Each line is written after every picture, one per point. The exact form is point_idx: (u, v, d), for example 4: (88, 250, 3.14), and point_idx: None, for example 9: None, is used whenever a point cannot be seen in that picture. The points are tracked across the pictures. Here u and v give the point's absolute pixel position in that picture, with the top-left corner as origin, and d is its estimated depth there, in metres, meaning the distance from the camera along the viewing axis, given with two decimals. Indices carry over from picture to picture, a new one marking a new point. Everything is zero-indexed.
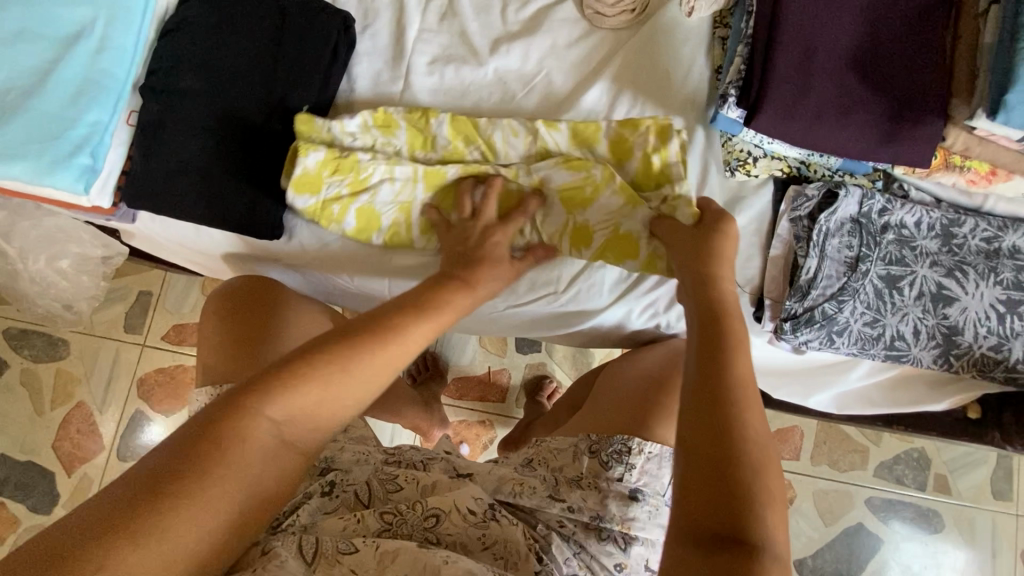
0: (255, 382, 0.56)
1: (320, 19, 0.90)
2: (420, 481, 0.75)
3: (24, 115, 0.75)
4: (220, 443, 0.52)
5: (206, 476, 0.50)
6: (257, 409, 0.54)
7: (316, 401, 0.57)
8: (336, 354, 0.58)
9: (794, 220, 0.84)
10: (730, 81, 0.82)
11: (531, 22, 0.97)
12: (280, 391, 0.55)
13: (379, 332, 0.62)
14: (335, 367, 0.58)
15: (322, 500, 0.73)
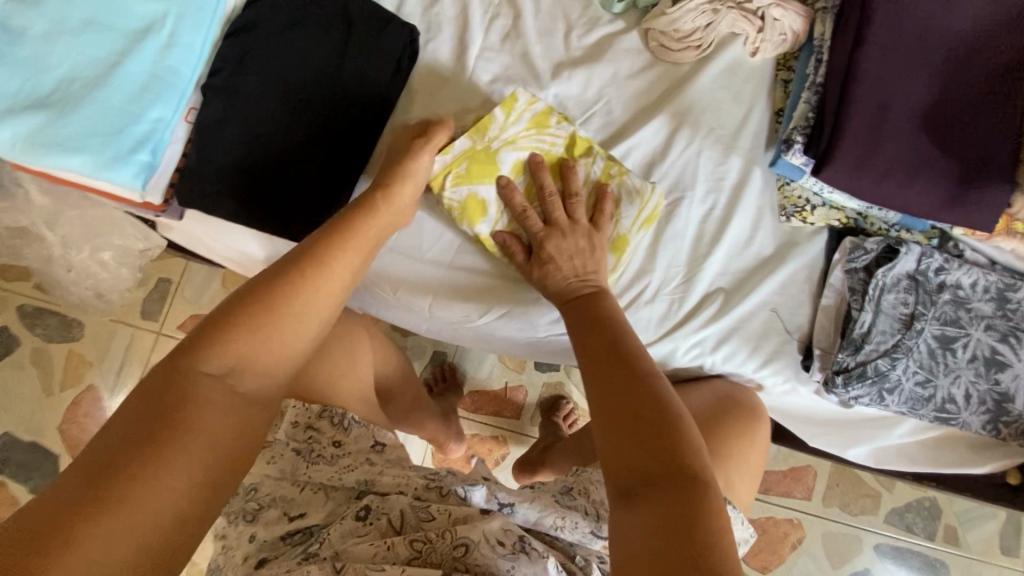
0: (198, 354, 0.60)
1: (387, 31, 0.89)
2: (452, 513, 0.75)
3: (86, 107, 0.74)
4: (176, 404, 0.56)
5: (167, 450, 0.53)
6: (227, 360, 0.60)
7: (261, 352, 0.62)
8: (245, 309, 0.63)
9: (849, 272, 0.84)
10: (797, 127, 0.81)
11: (594, 49, 0.97)
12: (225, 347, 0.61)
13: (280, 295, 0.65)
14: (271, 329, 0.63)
15: (355, 526, 0.74)
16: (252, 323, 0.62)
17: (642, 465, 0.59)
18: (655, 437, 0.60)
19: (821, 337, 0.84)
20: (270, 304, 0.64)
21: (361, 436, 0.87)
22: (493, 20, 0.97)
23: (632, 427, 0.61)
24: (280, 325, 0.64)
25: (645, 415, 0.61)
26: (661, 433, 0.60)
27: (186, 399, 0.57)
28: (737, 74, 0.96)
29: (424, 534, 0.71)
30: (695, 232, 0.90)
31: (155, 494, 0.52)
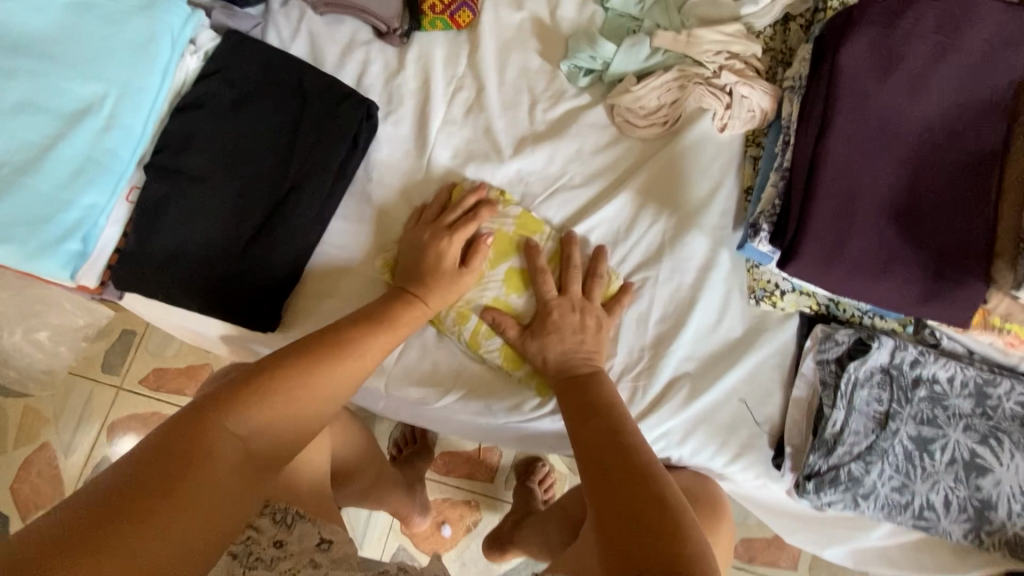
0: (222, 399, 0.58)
1: (342, 107, 0.86)
2: None
3: (13, 193, 0.70)
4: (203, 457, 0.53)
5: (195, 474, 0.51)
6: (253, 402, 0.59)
7: (285, 409, 0.61)
8: (282, 369, 0.63)
9: (821, 363, 0.80)
10: (763, 213, 0.79)
11: (559, 122, 0.94)
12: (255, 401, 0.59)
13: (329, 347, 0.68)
14: (302, 379, 0.64)
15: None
16: (279, 376, 0.62)
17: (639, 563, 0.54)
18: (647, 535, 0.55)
19: (793, 433, 0.80)
20: (311, 362, 0.65)
21: (306, 533, 0.80)
22: (455, 93, 0.95)
23: (627, 519, 0.57)
24: (300, 396, 0.63)
25: (634, 504, 0.59)
26: (661, 527, 0.56)
27: (215, 436, 0.55)
28: (705, 150, 0.93)
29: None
30: (662, 313, 0.86)
31: (154, 564, 0.46)
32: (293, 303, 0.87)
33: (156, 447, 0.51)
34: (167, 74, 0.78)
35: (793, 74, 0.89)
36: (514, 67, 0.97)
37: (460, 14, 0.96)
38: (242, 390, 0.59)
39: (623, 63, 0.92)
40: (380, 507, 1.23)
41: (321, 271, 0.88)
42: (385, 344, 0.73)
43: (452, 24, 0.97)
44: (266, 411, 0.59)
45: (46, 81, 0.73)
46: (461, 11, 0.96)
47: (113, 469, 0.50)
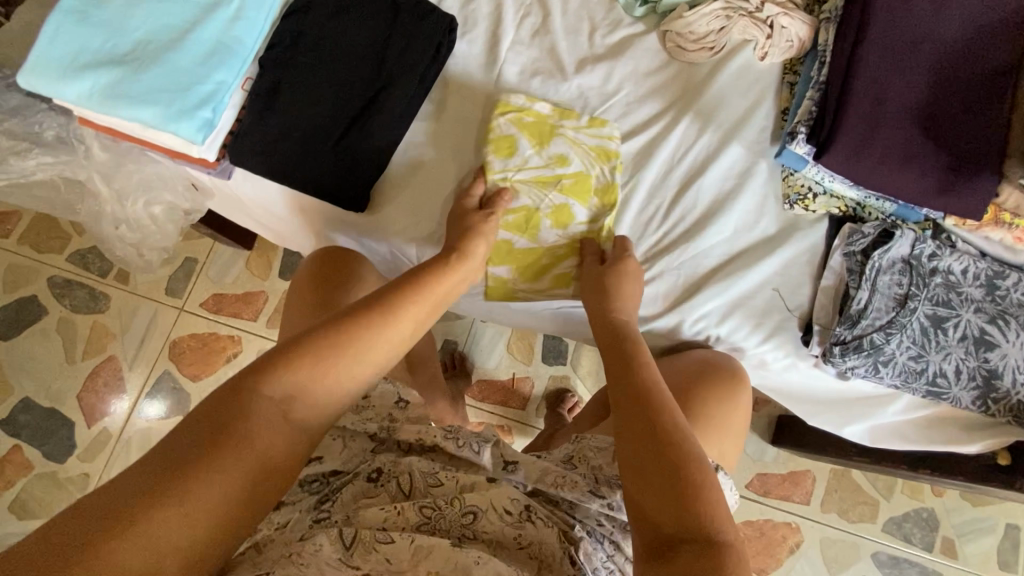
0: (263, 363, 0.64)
1: (428, 20, 0.97)
2: (459, 480, 0.81)
3: (159, 66, 0.81)
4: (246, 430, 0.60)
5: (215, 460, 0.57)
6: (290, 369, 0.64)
7: (311, 375, 0.65)
8: (316, 340, 0.67)
9: (848, 255, 0.89)
10: (801, 120, 0.89)
11: (616, 47, 1.05)
12: (283, 369, 0.64)
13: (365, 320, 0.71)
14: (333, 348, 0.67)
15: (367, 486, 0.80)
16: (329, 349, 0.67)
17: (658, 511, 0.62)
18: (668, 500, 0.62)
19: (820, 314, 0.89)
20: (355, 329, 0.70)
21: (385, 391, 0.92)
22: (523, 18, 1.07)
23: (653, 468, 0.65)
24: (354, 349, 0.68)
25: (648, 431, 0.68)
26: (681, 480, 0.63)
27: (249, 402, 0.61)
28: (746, 76, 1.04)
29: (432, 501, 0.77)
30: (705, 212, 0.97)
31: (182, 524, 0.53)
32: (377, 192, 0.98)
33: (207, 421, 0.59)
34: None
35: (830, 7, 0.99)
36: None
37: None
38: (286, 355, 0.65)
39: None
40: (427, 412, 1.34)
41: (402, 165, 0.99)
42: (420, 308, 0.77)
43: None
44: (294, 377, 0.64)
45: None
46: None
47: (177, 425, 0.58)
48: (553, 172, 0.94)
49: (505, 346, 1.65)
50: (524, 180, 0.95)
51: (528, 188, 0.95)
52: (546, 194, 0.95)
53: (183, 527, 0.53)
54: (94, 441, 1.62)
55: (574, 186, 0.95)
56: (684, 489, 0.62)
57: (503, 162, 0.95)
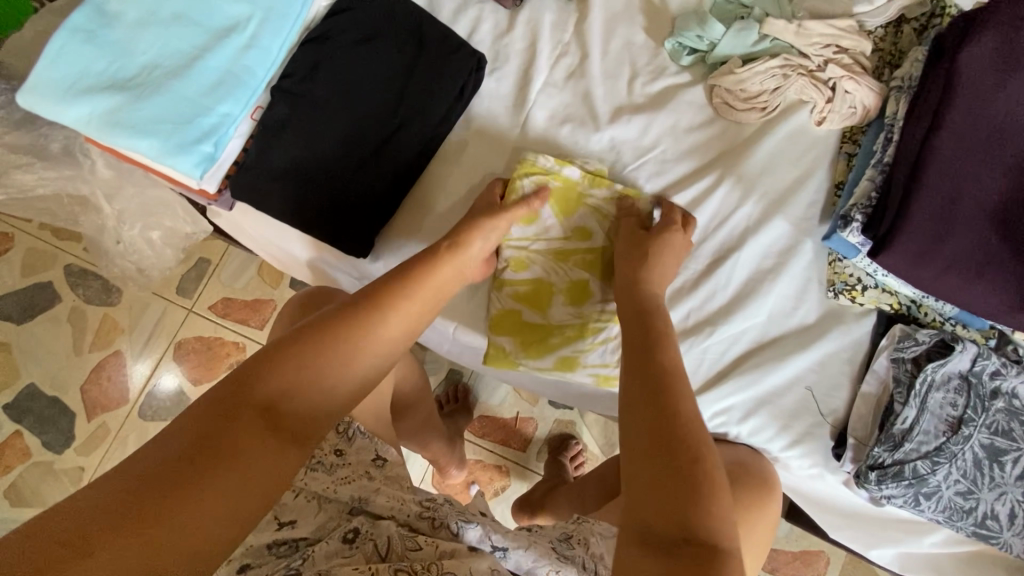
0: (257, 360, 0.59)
1: (455, 57, 0.90)
2: (439, 546, 0.73)
3: (162, 94, 0.76)
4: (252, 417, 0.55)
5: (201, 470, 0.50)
6: (285, 366, 0.59)
7: (308, 374, 0.59)
8: (311, 332, 0.62)
9: (896, 361, 0.80)
10: (856, 205, 0.79)
11: (657, 97, 0.96)
12: (273, 367, 0.58)
13: (364, 312, 0.65)
14: (324, 338, 0.62)
15: (340, 548, 0.70)
16: (320, 344, 0.61)
17: (655, 496, 0.55)
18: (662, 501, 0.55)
19: (857, 426, 0.80)
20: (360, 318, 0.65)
21: (363, 448, 0.88)
22: (559, 58, 0.99)
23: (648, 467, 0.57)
24: (354, 342, 0.63)
25: (662, 419, 0.59)
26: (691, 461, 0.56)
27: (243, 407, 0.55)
28: (799, 142, 0.94)
29: (409, 564, 0.68)
30: (739, 291, 0.87)
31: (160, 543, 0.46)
32: (385, 236, 0.92)
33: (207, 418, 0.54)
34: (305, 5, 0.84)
35: (902, 76, 0.89)
36: (620, 39, 0.99)
37: None
38: (278, 352, 0.60)
39: (729, 45, 0.93)
40: (421, 453, 1.28)
41: (413, 209, 0.92)
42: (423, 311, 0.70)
43: None
44: (289, 374, 0.59)
45: None
46: None
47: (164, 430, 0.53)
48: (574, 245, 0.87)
49: None
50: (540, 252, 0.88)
51: (544, 260, 0.88)
52: (563, 267, 0.88)
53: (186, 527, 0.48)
54: (92, 435, 1.62)
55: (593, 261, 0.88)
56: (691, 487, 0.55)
57: (521, 231, 0.88)
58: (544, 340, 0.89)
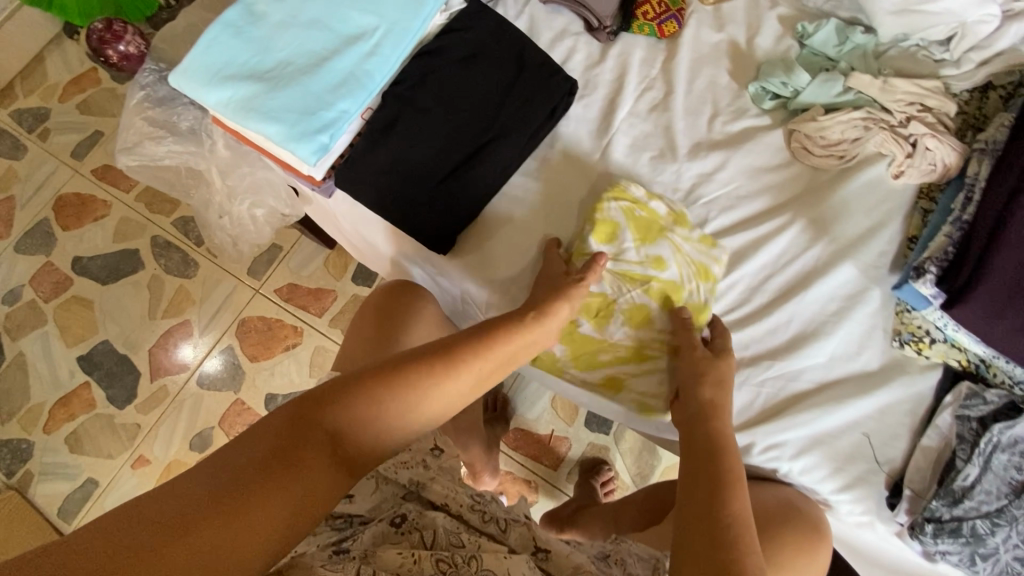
0: (343, 389, 0.65)
1: (549, 83, 0.97)
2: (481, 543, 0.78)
3: (293, 87, 0.86)
4: (374, 408, 0.65)
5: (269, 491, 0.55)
6: (368, 394, 0.65)
7: (380, 404, 0.65)
8: (398, 370, 0.67)
9: (960, 418, 0.79)
10: (933, 258, 0.80)
11: (736, 136, 1.00)
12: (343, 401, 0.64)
13: (446, 355, 0.71)
14: (409, 383, 0.67)
15: (391, 531, 0.75)
16: (390, 376, 0.66)
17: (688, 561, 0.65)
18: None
19: (914, 478, 0.80)
20: (456, 360, 0.71)
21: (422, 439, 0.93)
22: (644, 92, 1.05)
23: (702, 544, 0.65)
24: (436, 370, 0.69)
25: (710, 485, 0.70)
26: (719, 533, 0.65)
27: (325, 416, 0.62)
28: (874, 192, 0.96)
29: (449, 556, 0.70)
30: (800, 330, 0.89)
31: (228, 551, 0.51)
32: (464, 237, 0.99)
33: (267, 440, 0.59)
34: (425, 22, 0.93)
35: (986, 138, 0.90)
36: (704, 79, 1.04)
37: (667, 24, 1.05)
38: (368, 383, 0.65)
39: (814, 94, 0.97)
40: (460, 454, 1.31)
41: (493, 218, 0.99)
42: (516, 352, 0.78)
43: (657, 31, 1.06)
44: (366, 404, 0.64)
45: (337, 8, 0.90)
46: (668, 22, 1.05)
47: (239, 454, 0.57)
48: (644, 271, 0.90)
49: (550, 400, 1.59)
50: (611, 270, 0.91)
51: (612, 280, 0.91)
52: (629, 289, 0.90)
53: (300, 499, 0.57)
54: (151, 396, 1.72)
55: (660, 292, 0.90)
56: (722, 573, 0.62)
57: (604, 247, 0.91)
58: (592, 355, 0.91)
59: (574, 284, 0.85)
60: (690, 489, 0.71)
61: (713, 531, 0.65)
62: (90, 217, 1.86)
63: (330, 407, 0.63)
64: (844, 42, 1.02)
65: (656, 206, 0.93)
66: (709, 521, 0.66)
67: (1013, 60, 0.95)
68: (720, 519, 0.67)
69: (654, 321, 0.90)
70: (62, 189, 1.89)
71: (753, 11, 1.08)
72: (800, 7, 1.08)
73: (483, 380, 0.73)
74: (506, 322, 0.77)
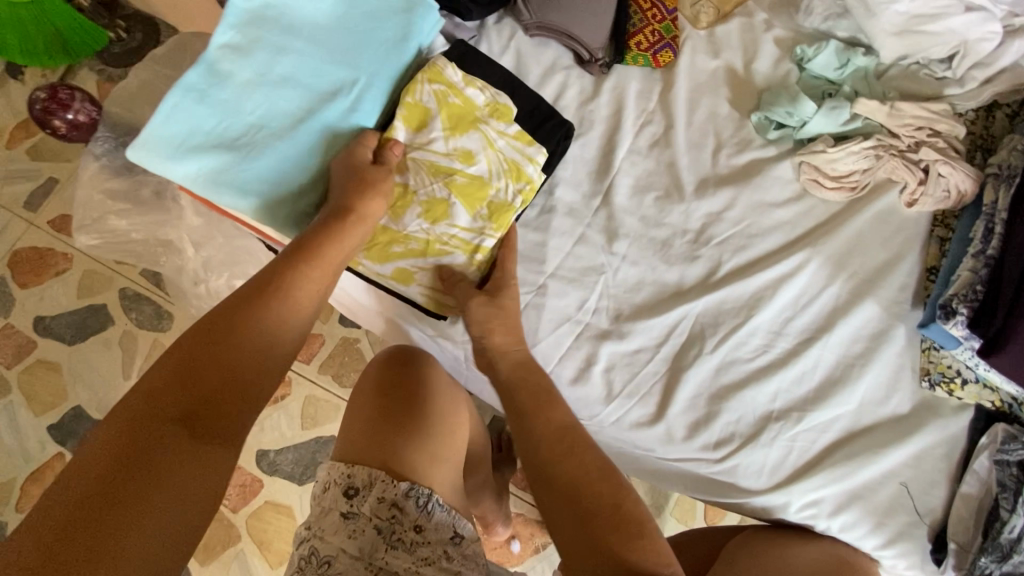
0: (175, 350, 0.58)
1: (544, 127, 0.91)
2: None
3: (267, 154, 0.78)
4: (226, 367, 0.58)
5: (138, 486, 0.50)
6: (189, 349, 0.58)
7: (220, 356, 0.58)
8: (199, 331, 0.59)
9: (1000, 463, 0.77)
10: (963, 299, 0.77)
11: (742, 170, 0.96)
12: (190, 357, 0.58)
13: (253, 291, 0.64)
14: (219, 335, 0.59)
15: None
16: (196, 333, 0.59)
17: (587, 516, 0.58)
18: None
19: (957, 530, 0.77)
20: (258, 292, 0.63)
21: (442, 523, 0.80)
22: (643, 126, 0.99)
23: (578, 506, 0.59)
24: (245, 310, 0.61)
25: (560, 451, 0.63)
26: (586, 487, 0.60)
27: (164, 388, 0.56)
28: (888, 222, 0.92)
29: None
30: (827, 375, 0.85)
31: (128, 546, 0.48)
32: None
33: (116, 426, 0.53)
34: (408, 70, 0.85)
35: (998, 164, 0.88)
36: (703, 109, 0.99)
37: (663, 53, 0.99)
38: (202, 334, 0.59)
39: (819, 125, 0.93)
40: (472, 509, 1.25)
41: None
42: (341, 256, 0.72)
43: (652, 61, 1.00)
44: (155, 374, 0.56)
45: (310, 62, 0.82)
46: (663, 51, 0.99)
47: (91, 450, 0.52)
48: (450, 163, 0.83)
49: None
50: (420, 158, 0.82)
51: (418, 172, 0.83)
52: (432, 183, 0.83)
53: (181, 480, 0.52)
54: None
55: (465, 188, 0.84)
56: (618, 526, 0.57)
57: (405, 130, 0.82)
58: (387, 242, 0.84)
59: (383, 176, 0.77)
60: (554, 454, 0.63)
61: (608, 496, 0.59)
62: (49, 273, 1.54)
63: (174, 386, 0.56)
64: (844, 64, 0.97)
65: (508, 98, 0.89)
66: (563, 469, 0.61)
67: (1017, 79, 0.93)
68: (559, 458, 0.62)
69: (453, 217, 0.83)
70: (14, 244, 1.56)
71: (747, 34, 1.04)
72: (796, 28, 1.04)
73: (328, 277, 0.70)
74: (312, 239, 0.70)
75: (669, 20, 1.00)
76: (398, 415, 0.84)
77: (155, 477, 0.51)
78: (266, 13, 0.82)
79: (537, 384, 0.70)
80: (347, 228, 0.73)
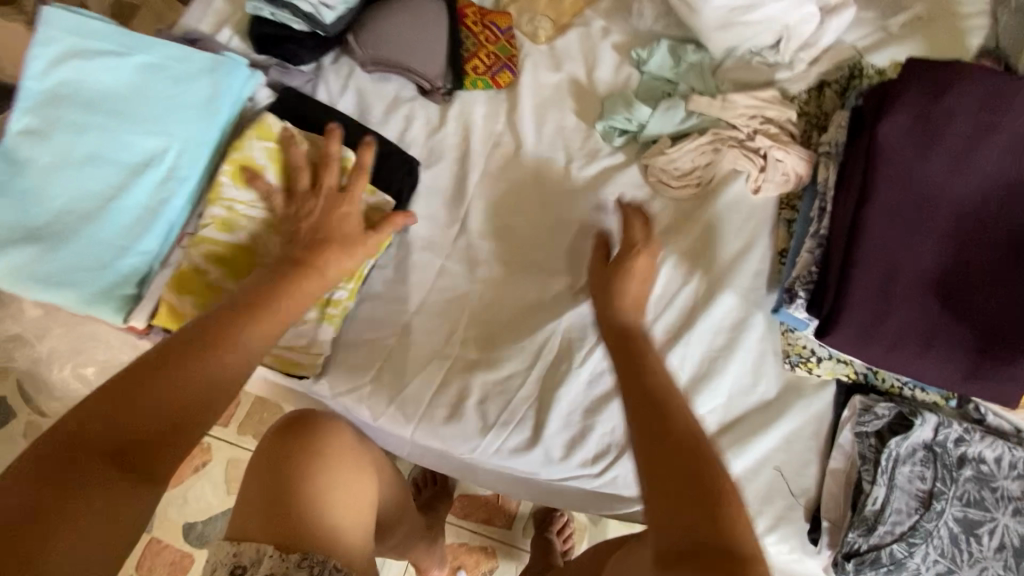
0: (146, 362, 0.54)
1: (387, 167, 0.90)
2: None
3: (78, 240, 0.74)
4: (196, 390, 0.54)
5: (58, 509, 0.46)
6: (155, 369, 0.53)
7: (188, 386, 0.54)
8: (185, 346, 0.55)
9: (859, 435, 0.78)
10: (800, 280, 0.79)
11: (594, 180, 0.96)
12: (155, 378, 0.53)
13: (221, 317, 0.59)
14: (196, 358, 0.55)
15: None
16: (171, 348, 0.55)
17: (682, 489, 0.50)
18: (666, 493, 0.50)
19: (830, 507, 0.79)
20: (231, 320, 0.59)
21: None
22: (494, 148, 0.99)
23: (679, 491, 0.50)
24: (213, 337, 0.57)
25: (652, 428, 0.53)
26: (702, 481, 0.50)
27: (122, 403, 0.51)
28: (739, 211, 0.93)
29: None
30: (695, 373, 0.86)
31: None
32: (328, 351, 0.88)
33: (69, 420, 0.50)
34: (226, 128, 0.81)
35: (829, 141, 0.90)
36: (551, 122, 0.99)
37: (500, 74, 0.99)
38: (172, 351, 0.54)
39: (657, 126, 0.94)
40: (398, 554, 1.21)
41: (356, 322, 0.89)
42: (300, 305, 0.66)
43: (494, 83, 0.99)
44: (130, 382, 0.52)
45: (112, 134, 0.77)
46: (501, 73, 0.99)
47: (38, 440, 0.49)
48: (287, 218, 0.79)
49: None
50: (254, 216, 0.79)
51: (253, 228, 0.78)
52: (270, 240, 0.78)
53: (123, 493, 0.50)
54: None
55: None
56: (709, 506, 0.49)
57: (235, 190, 0.79)
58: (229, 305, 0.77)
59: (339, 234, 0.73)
60: (657, 462, 0.51)
61: (705, 471, 0.50)
62: None
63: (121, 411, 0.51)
64: (678, 62, 0.99)
65: (348, 149, 0.85)
66: (681, 457, 0.51)
67: (839, 56, 0.97)
68: (681, 449, 0.52)
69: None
70: None
71: (586, 43, 1.04)
72: (633, 32, 1.05)
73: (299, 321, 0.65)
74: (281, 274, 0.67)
75: (504, 40, 1.01)
76: (314, 456, 0.75)
77: (74, 502, 0.47)
78: (61, 89, 0.78)
79: (636, 353, 0.62)
80: (308, 274, 0.68)
